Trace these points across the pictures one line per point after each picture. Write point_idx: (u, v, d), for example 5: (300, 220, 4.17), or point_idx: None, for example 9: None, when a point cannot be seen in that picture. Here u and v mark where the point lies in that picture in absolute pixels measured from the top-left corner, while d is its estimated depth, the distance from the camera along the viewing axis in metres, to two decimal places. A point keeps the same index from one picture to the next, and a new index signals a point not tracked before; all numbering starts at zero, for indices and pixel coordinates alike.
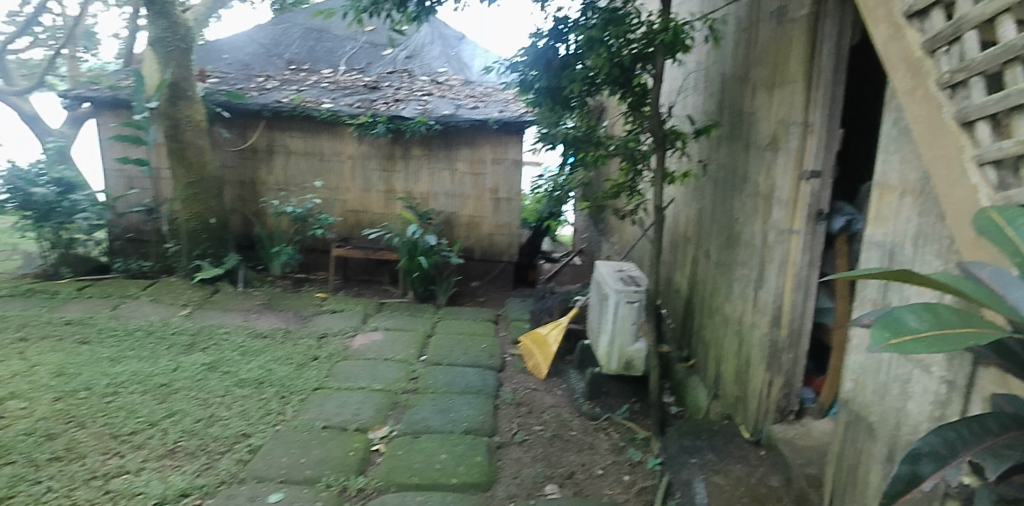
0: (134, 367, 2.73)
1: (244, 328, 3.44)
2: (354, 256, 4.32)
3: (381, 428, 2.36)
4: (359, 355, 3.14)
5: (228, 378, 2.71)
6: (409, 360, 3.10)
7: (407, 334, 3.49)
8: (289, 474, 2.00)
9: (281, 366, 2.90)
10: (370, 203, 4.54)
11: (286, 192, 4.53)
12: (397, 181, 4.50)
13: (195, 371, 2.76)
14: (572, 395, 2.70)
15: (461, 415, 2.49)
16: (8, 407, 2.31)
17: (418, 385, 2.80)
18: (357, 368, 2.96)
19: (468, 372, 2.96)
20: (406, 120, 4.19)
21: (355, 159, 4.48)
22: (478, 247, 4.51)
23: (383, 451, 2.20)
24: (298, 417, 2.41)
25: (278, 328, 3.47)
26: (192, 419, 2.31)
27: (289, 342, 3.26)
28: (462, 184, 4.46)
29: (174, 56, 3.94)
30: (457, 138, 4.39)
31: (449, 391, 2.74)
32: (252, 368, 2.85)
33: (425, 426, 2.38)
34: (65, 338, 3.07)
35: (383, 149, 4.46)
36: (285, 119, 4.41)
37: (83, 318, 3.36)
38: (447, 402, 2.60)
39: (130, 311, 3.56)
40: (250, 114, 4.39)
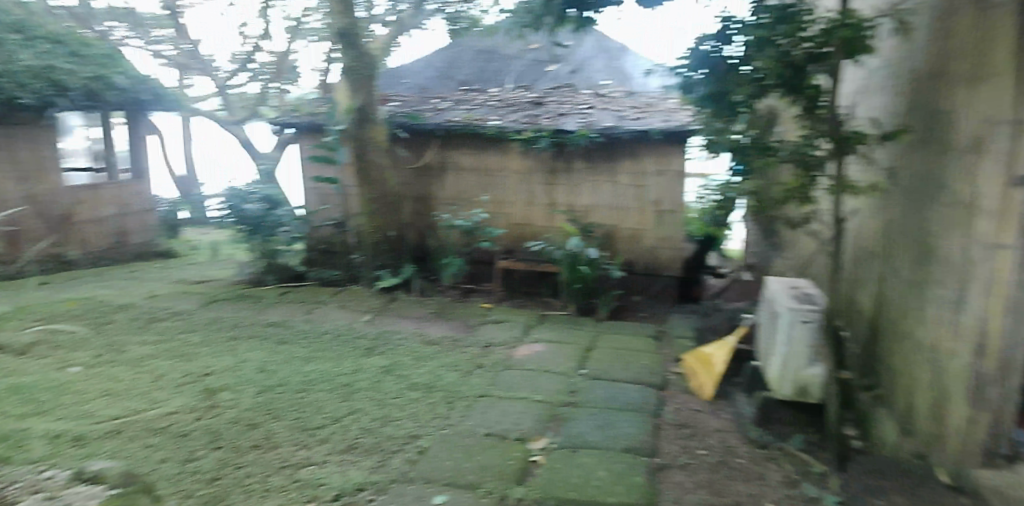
0: (322, 367, 3.02)
1: (416, 335, 3.66)
2: (518, 268, 4.46)
3: (540, 440, 2.39)
4: (521, 365, 3.21)
5: (401, 382, 2.90)
6: (569, 372, 3.12)
7: (568, 347, 3.51)
8: (453, 478, 2.09)
9: (449, 373, 3.05)
10: (532, 216, 4.65)
11: (455, 207, 4.78)
12: (559, 194, 4.56)
13: (373, 373, 2.99)
14: (739, 420, 2.55)
15: (620, 433, 2.45)
16: (222, 397, 2.65)
17: (577, 398, 2.80)
18: (518, 378, 3.04)
19: (628, 389, 2.91)
20: (568, 134, 4.27)
21: (520, 174, 4.63)
22: (640, 260, 4.43)
23: (542, 463, 2.22)
24: (462, 423, 2.51)
25: (446, 336, 3.66)
26: (369, 418, 2.50)
27: (456, 349, 3.42)
28: (623, 197, 4.42)
29: (360, 82, 4.32)
30: (618, 150, 4.38)
31: (608, 407, 2.71)
32: (424, 374, 3.03)
33: (584, 441, 2.37)
34: (268, 338, 3.47)
35: (545, 163, 4.55)
36: (456, 138, 4.68)
37: (283, 321, 3.78)
38: (605, 418, 2.57)
39: (321, 316, 3.95)
40: (426, 134, 4.72)
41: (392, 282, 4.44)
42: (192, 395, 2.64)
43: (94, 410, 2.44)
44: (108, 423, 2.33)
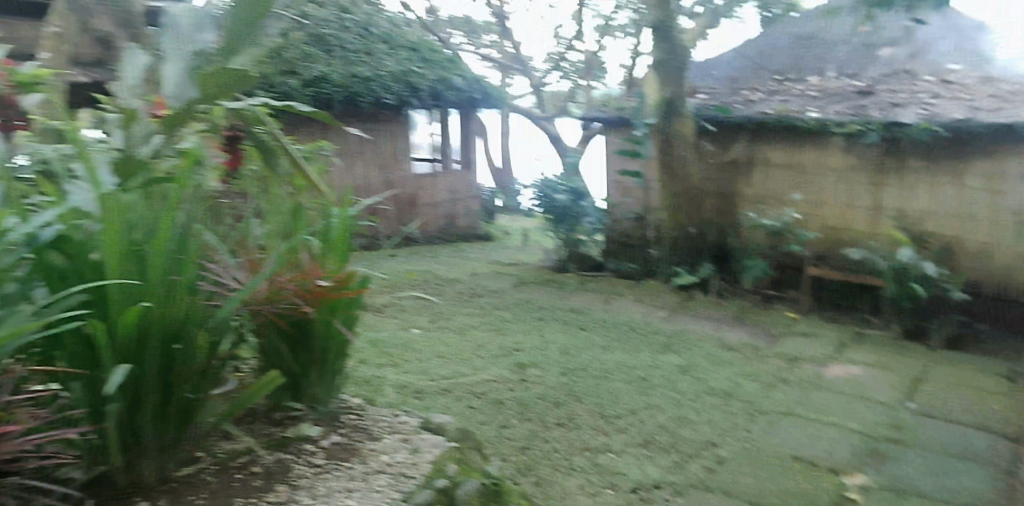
0: (620, 357, 3.09)
1: (714, 338, 3.53)
2: (830, 278, 4.12)
3: (857, 476, 2.10)
4: (833, 386, 2.88)
5: (699, 385, 2.82)
6: (893, 404, 2.69)
7: (891, 374, 3.04)
8: (757, 496, 1.95)
9: (750, 383, 2.88)
10: (852, 220, 4.07)
11: (762, 206, 4.46)
12: (890, 197, 3.90)
13: (670, 371, 2.97)
14: None
15: (960, 486, 2.05)
16: (530, 372, 2.85)
17: (903, 436, 2.41)
18: (828, 399, 2.74)
19: (970, 438, 2.43)
20: (906, 126, 3.50)
21: (841, 173, 4.10)
22: (990, 281, 3.38)
23: (861, 501, 1.94)
24: (764, 439, 2.35)
25: (745, 343, 3.46)
26: (666, 416, 2.48)
27: (757, 358, 3.22)
28: (976, 204, 3.57)
29: (671, 75, 4.17)
30: (975, 145, 3.48)
31: (943, 452, 2.29)
32: (722, 379, 2.91)
33: (912, 485, 2.03)
34: (570, 322, 3.67)
35: (874, 159, 3.92)
36: (764, 133, 4.20)
37: (584, 309, 3.96)
38: (940, 465, 2.18)
39: (619, 307, 4.05)
40: (732, 128, 4.31)
41: (690, 280, 4.49)
42: (501, 367, 2.89)
43: (430, 367, 2.78)
44: (437, 382, 2.63)
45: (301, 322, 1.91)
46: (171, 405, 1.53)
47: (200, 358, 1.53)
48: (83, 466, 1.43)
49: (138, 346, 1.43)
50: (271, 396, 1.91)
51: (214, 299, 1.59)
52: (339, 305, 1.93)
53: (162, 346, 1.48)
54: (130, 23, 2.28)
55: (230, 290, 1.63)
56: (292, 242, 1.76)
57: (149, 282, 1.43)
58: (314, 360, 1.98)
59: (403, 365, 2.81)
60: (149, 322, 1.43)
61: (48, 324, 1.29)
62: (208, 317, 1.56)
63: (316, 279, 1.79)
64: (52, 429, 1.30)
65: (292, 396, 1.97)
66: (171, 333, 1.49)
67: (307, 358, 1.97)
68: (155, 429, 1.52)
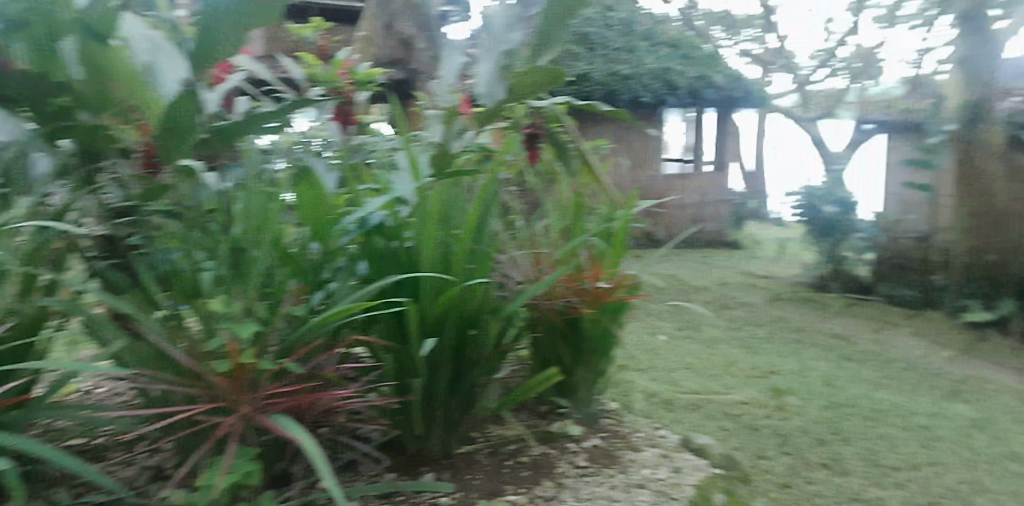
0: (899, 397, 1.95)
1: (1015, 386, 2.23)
2: None
3: None
4: None
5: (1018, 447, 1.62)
6: None
7: None
8: None
9: None
10: None
11: None
12: None
13: (960, 423, 1.77)
14: None
15: None
16: (800, 394, 1.91)
17: None
18: None
19: None
20: None
21: None
22: None
23: None
24: None
25: None
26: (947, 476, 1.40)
27: None
28: None
29: None
30: None
31: None
32: None
33: None
34: (822, 330, 2.77)
35: None
36: None
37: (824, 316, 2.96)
38: None
39: (859, 317, 2.96)
40: None
41: (983, 317, 2.84)
42: (755, 390, 1.95)
43: (675, 377, 2.01)
44: (689, 395, 1.87)
45: (599, 326, 1.41)
46: (454, 398, 1.17)
47: (490, 357, 1.16)
48: (374, 445, 1.16)
49: (440, 324, 1.12)
50: (563, 393, 1.45)
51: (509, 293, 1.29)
52: (618, 320, 1.42)
53: (456, 328, 1.14)
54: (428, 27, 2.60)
55: (519, 283, 1.31)
56: (575, 242, 1.36)
57: (455, 271, 1.15)
58: (605, 358, 1.46)
59: (663, 346, 2.27)
60: (456, 307, 1.12)
61: (320, 296, 1.05)
62: (503, 308, 1.20)
63: (599, 279, 1.35)
64: (360, 400, 1.00)
65: (588, 393, 1.46)
66: (468, 317, 1.15)
67: (597, 361, 1.44)
68: (442, 437, 1.18)
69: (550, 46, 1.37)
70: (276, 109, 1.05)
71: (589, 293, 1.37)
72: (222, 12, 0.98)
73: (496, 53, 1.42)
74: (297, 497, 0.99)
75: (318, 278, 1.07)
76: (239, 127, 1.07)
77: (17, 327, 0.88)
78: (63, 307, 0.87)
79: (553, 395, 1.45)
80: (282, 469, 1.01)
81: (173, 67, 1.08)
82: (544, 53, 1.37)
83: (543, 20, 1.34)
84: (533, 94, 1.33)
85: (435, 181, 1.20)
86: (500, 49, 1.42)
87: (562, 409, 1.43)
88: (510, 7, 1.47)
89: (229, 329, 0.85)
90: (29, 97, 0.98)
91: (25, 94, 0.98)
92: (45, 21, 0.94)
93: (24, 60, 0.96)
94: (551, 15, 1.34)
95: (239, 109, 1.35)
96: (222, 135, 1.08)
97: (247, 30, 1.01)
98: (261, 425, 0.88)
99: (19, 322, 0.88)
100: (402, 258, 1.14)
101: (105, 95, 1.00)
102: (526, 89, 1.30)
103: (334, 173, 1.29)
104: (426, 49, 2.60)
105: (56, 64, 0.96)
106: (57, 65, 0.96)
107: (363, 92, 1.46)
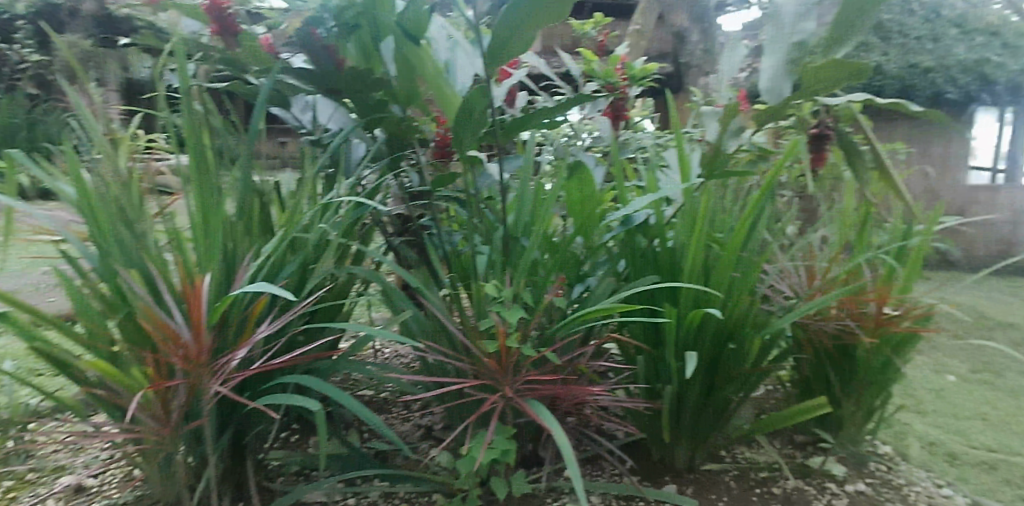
0: None
1: None
2: None
3: None
4: None
5: None
6: None
7: None
8: None
9: None
10: None
11: None
12: None
13: None
14: None
15: None
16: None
17: None
18: None
19: None
20: None
21: None
22: None
23: None
24: None
25: None
26: None
27: None
28: None
29: None
30: None
31: None
32: None
33: None
34: None
35: None
36: None
37: None
38: None
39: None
40: None
41: None
42: None
43: (960, 426, 1.44)
44: (982, 453, 1.32)
45: (881, 356, 1.20)
46: (705, 412, 1.11)
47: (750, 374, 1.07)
48: (620, 443, 1.16)
49: (697, 332, 1.07)
50: (827, 427, 1.28)
51: (775, 308, 1.19)
52: (905, 353, 1.21)
53: (713, 340, 1.08)
54: (704, 19, 2.56)
55: (787, 298, 1.21)
56: (857, 259, 1.16)
57: (718, 280, 1.07)
58: (884, 395, 1.25)
59: (958, 380, 1.69)
60: (716, 316, 1.05)
61: (580, 288, 1.10)
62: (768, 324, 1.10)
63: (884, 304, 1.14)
64: (611, 398, 0.99)
65: (860, 433, 1.25)
66: (727, 328, 1.08)
67: (875, 398, 1.23)
68: (688, 449, 1.13)
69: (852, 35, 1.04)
70: (554, 106, 0.99)
71: (870, 318, 1.17)
72: (513, 15, 0.94)
73: (784, 45, 1.11)
74: (546, 480, 1.03)
75: (579, 271, 1.10)
76: (523, 122, 1.03)
77: (334, 289, 1.04)
78: (365, 276, 0.99)
79: (814, 426, 1.28)
80: (532, 450, 1.06)
81: (470, 63, 1.18)
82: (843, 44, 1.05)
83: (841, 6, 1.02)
84: (828, 90, 1.01)
85: (704, 181, 1.12)
86: (790, 39, 1.10)
87: (825, 444, 1.26)
88: None
89: (498, 312, 0.91)
90: (352, 90, 1.01)
91: (350, 90, 1.01)
92: (371, 22, 1.01)
93: (354, 57, 1.09)
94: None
95: (520, 105, 1.45)
96: (507, 129, 1.05)
97: (537, 28, 0.96)
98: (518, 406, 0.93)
99: (336, 284, 1.04)
100: (664, 259, 1.11)
101: (413, 89, 1.06)
102: (817, 84, 1.00)
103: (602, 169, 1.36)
104: (699, 42, 2.56)
105: (377, 60, 1.08)
106: (377, 61, 1.09)
107: (636, 89, 1.45)
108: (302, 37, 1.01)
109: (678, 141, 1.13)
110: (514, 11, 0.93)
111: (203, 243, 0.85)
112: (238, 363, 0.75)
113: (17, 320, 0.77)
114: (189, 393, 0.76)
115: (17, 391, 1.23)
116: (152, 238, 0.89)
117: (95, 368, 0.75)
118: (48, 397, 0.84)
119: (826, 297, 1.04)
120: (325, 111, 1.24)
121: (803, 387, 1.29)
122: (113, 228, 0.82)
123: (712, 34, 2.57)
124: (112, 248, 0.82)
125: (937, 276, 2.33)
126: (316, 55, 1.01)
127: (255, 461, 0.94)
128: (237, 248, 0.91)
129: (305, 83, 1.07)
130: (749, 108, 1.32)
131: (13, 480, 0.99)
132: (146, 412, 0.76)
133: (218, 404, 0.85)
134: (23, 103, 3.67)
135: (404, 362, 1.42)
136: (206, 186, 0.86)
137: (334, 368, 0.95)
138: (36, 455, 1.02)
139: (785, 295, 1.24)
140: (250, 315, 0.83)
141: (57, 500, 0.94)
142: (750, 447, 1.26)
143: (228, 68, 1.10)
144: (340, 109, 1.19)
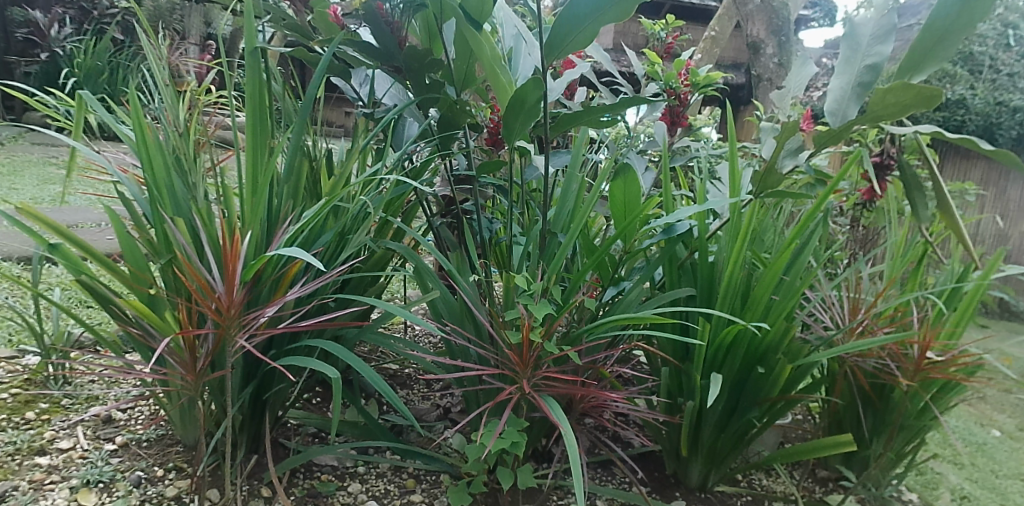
0: None
1: None
2: None
3: None
4: None
5: None
6: None
7: None
8: None
9: None
10: None
11: None
12: None
13: None
14: None
15: None
16: None
17: None
18: None
19: None
20: None
21: None
22: None
23: None
24: None
25: None
26: None
27: None
28: None
29: None
30: None
31: None
32: None
33: None
34: None
35: None
36: None
37: None
38: None
39: None
40: None
41: None
42: None
43: (999, 484, 1.34)
44: None
45: (920, 402, 1.15)
46: (723, 434, 1.08)
47: (775, 401, 1.04)
48: (634, 452, 1.15)
49: (726, 352, 1.04)
50: (852, 465, 1.24)
51: (812, 337, 1.15)
52: (945, 400, 1.16)
53: (742, 361, 1.05)
54: (782, 32, 2.50)
55: (825, 329, 1.16)
56: (906, 297, 1.09)
57: (754, 303, 1.03)
58: (917, 442, 1.19)
59: (1004, 436, 1.58)
60: (748, 339, 1.03)
61: (612, 292, 1.09)
62: (802, 354, 1.06)
63: (927, 348, 1.07)
64: (629, 405, 0.98)
65: (885, 477, 1.20)
66: (757, 352, 1.05)
67: (907, 443, 1.19)
68: (702, 468, 1.10)
69: (929, 63, 0.97)
70: (611, 104, 0.96)
71: (910, 361, 1.10)
72: (580, 9, 0.92)
73: (855, 68, 1.05)
74: (553, 477, 1.03)
75: (615, 274, 1.08)
76: (578, 116, 1.00)
77: (368, 261, 1.06)
78: (400, 252, 1.00)
79: (838, 462, 1.24)
80: (544, 446, 1.06)
81: (528, 52, 1.17)
82: (915, 75, 0.98)
83: (920, 31, 0.97)
84: (893, 119, 0.96)
85: (754, 197, 1.08)
86: (863, 63, 1.04)
87: (846, 482, 1.22)
88: (888, 11, 1.06)
89: (526, 305, 0.90)
90: (409, 69, 1.02)
91: (408, 68, 1.02)
92: (437, 2, 0.99)
93: (417, 36, 1.09)
94: (936, 25, 0.96)
95: (577, 99, 1.43)
96: (559, 121, 1.03)
97: (602, 25, 0.94)
98: (533, 400, 0.93)
99: (371, 256, 1.07)
100: (702, 271, 1.09)
101: (469, 73, 1.06)
102: (884, 112, 0.94)
103: (651, 173, 1.34)
104: (774, 55, 2.48)
105: (438, 42, 1.09)
106: (438, 43, 1.09)
107: (698, 95, 1.40)
108: (368, 11, 0.98)
109: (732, 154, 1.09)
110: (580, 5, 0.91)
111: (248, 201, 0.87)
112: (266, 320, 0.76)
113: (68, 255, 0.80)
114: (217, 343, 0.77)
115: (62, 320, 1.29)
116: (202, 191, 0.92)
117: (135, 309, 0.78)
118: (88, 331, 0.87)
119: (867, 334, 1.00)
120: (383, 86, 1.23)
121: (832, 421, 1.25)
122: (166, 178, 0.85)
123: (788, 47, 2.50)
124: (163, 194, 0.85)
125: (994, 325, 2.23)
126: (379, 29, 0.99)
127: (273, 419, 0.96)
128: (280, 208, 0.93)
129: (366, 57, 1.06)
130: (811, 128, 1.27)
131: (46, 403, 1.04)
132: (176, 358, 0.78)
133: (243, 358, 0.88)
134: (107, 46, 3.83)
135: (431, 342, 1.44)
136: (258, 146, 0.88)
137: (359, 338, 0.97)
138: (71, 383, 1.07)
139: (825, 324, 1.20)
140: (284, 277, 0.85)
141: (85, 428, 0.99)
142: (768, 475, 1.23)
143: (293, 35, 1.09)
144: (396, 86, 1.21)
